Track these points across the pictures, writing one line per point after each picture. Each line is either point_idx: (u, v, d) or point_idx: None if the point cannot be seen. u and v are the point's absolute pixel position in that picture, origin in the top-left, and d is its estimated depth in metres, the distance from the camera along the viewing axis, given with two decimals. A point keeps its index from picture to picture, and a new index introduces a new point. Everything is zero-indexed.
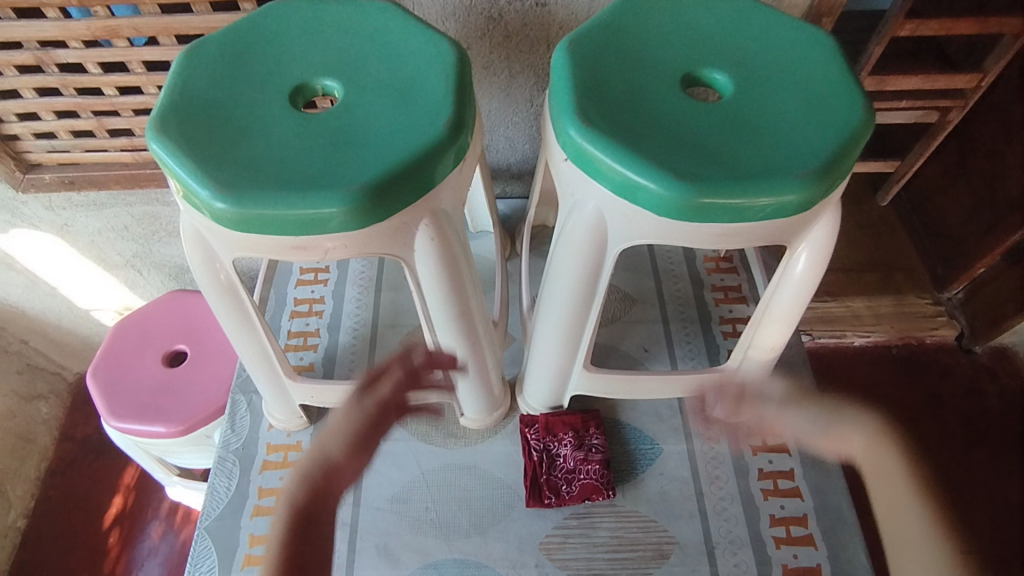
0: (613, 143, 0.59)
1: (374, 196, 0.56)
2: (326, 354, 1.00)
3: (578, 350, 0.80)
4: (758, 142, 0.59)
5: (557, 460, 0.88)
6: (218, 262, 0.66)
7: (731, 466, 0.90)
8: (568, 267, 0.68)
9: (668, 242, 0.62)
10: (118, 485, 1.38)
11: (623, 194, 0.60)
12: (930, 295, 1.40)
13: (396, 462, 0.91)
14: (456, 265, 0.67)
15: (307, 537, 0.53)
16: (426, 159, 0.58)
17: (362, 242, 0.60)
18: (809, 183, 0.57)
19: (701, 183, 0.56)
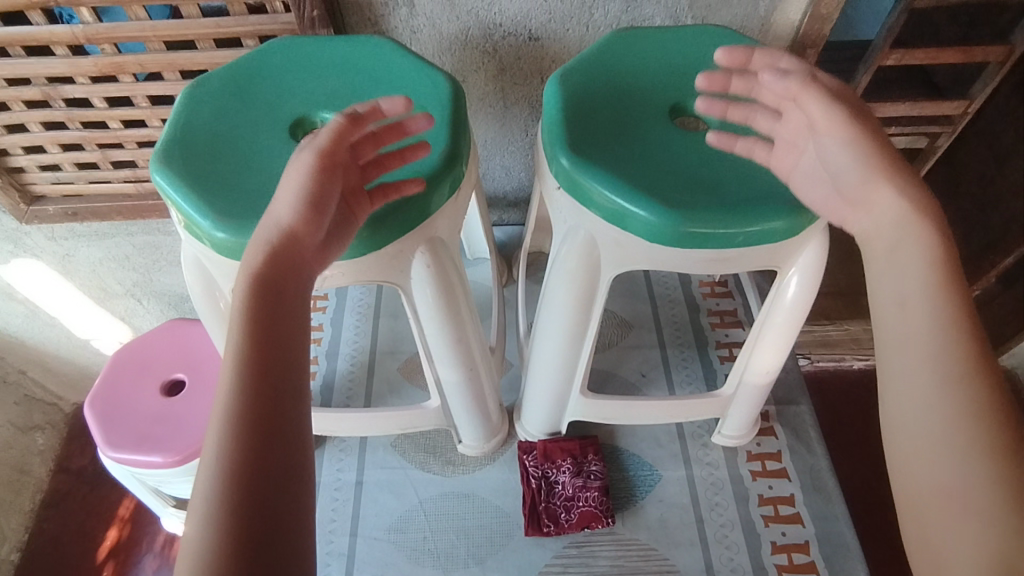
0: (605, 173, 0.60)
1: (370, 225, 0.58)
2: (324, 382, 1.00)
3: (575, 375, 0.80)
4: (745, 171, 0.61)
5: (556, 487, 0.88)
6: (217, 291, 0.67)
7: (730, 492, 0.90)
8: (562, 294, 0.69)
9: (661, 268, 0.63)
10: (114, 516, 1.36)
11: (614, 222, 0.61)
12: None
13: (393, 491, 0.90)
14: (452, 293, 0.68)
15: (276, 302, 0.46)
16: (422, 189, 0.60)
17: (359, 269, 0.61)
18: (798, 211, 0.59)
19: (691, 211, 0.58)
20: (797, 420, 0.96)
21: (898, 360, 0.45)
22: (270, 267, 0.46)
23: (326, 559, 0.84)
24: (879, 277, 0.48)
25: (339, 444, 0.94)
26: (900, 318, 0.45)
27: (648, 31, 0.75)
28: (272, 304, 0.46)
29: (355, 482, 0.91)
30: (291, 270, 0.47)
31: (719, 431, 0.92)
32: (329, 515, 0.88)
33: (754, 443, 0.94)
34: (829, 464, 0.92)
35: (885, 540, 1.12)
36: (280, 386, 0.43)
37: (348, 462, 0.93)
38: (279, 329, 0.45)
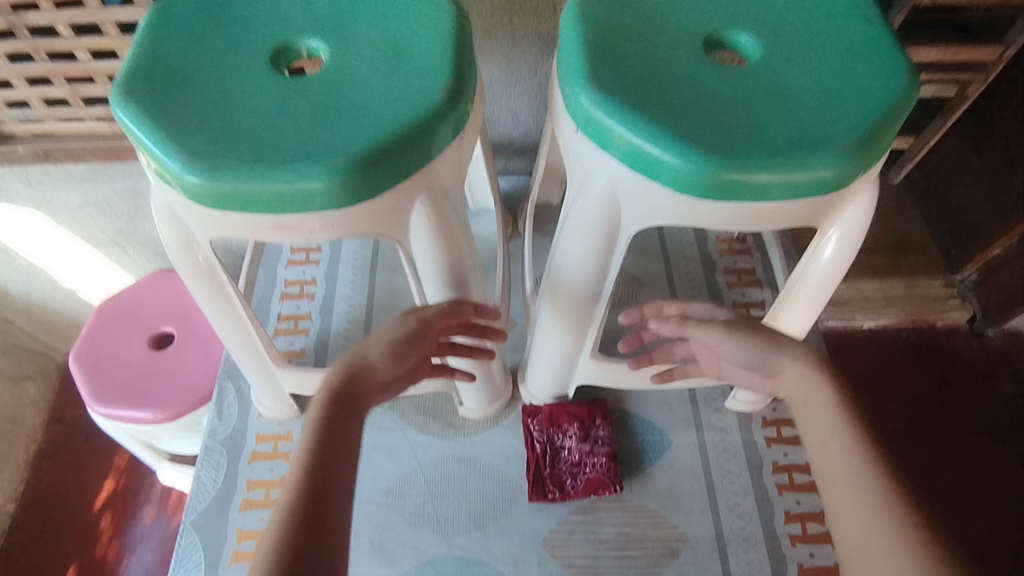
0: (631, 112, 0.53)
1: (361, 168, 0.50)
2: (318, 339, 0.94)
3: (586, 336, 0.74)
4: (790, 112, 0.53)
5: (562, 453, 0.84)
6: (195, 243, 0.60)
7: (743, 459, 0.86)
8: (577, 252, 0.62)
9: (690, 223, 0.56)
10: (111, 466, 1.31)
11: (640, 170, 0.54)
12: (942, 277, 1.23)
13: (392, 454, 0.86)
14: (457, 248, 0.61)
15: (344, 419, 0.56)
16: (420, 128, 0.52)
17: (352, 221, 0.54)
18: (850, 157, 0.51)
19: (730, 157, 0.51)
20: None
21: (830, 495, 0.54)
22: (341, 390, 0.57)
23: None
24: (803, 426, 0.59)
25: None
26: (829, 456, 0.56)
27: None
28: (339, 421, 0.55)
29: None
30: (357, 394, 0.57)
31: (733, 395, 0.88)
32: None
33: (769, 408, 0.90)
34: None
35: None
36: (321, 497, 0.50)
37: None
38: (339, 446, 0.54)
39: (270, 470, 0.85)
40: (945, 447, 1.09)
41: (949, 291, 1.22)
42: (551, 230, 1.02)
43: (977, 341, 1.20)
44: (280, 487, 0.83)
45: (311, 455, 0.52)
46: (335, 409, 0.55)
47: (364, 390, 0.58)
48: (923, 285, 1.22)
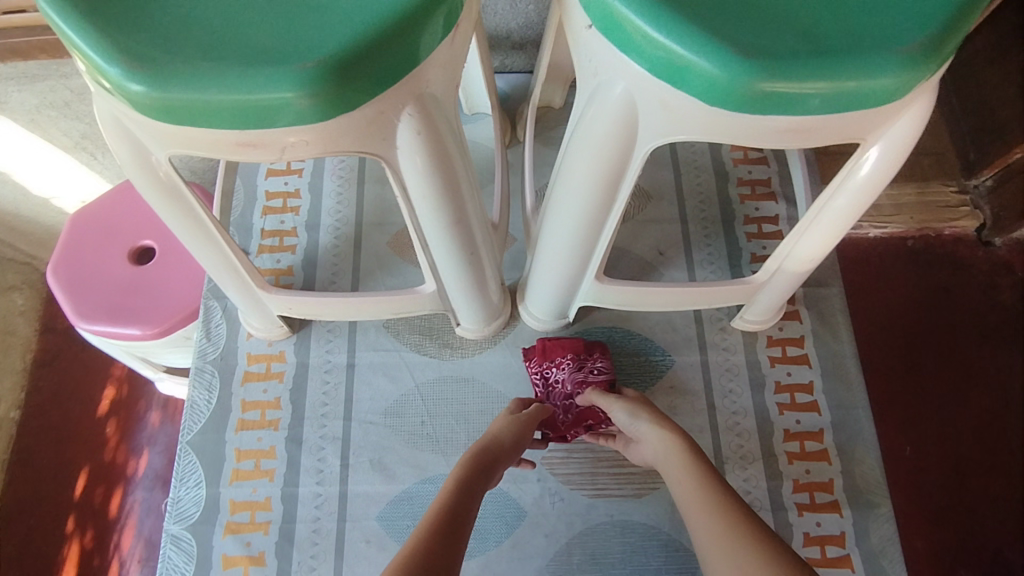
0: (657, 4, 0.45)
1: (338, 75, 0.43)
2: (306, 257, 0.89)
3: (591, 258, 0.70)
4: (843, 8, 0.45)
5: (554, 387, 0.80)
6: (155, 161, 0.53)
7: (746, 378, 0.85)
8: (590, 169, 0.55)
9: (717, 139, 0.49)
10: (109, 374, 1.23)
11: (664, 76, 0.46)
12: (954, 182, 1.16)
13: (388, 374, 0.84)
14: (452, 168, 0.53)
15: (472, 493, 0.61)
16: (407, 25, 0.44)
17: (329, 138, 0.47)
18: (911, 63, 0.44)
19: (774, 60, 0.43)
20: (825, 303, 0.88)
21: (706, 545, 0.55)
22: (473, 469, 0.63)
23: (319, 443, 0.81)
24: (678, 496, 0.61)
25: (327, 324, 0.86)
26: (705, 529, 0.56)
27: None
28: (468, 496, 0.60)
29: (347, 364, 0.84)
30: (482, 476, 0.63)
31: (741, 315, 0.85)
32: (320, 399, 0.83)
33: (775, 328, 0.87)
34: (853, 351, 0.86)
35: (891, 417, 1.04)
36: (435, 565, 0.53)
37: (337, 344, 0.86)
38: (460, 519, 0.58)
39: (264, 391, 0.83)
40: (935, 356, 1.08)
41: (961, 198, 1.15)
42: (552, 136, 0.93)
43: (983, 250, 1.14)
44: (276, 407, 0.82)
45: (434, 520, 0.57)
46: (479, 466, 0.64)
47: (500, 458, 0.66)
48: (934, 190, 1.16)
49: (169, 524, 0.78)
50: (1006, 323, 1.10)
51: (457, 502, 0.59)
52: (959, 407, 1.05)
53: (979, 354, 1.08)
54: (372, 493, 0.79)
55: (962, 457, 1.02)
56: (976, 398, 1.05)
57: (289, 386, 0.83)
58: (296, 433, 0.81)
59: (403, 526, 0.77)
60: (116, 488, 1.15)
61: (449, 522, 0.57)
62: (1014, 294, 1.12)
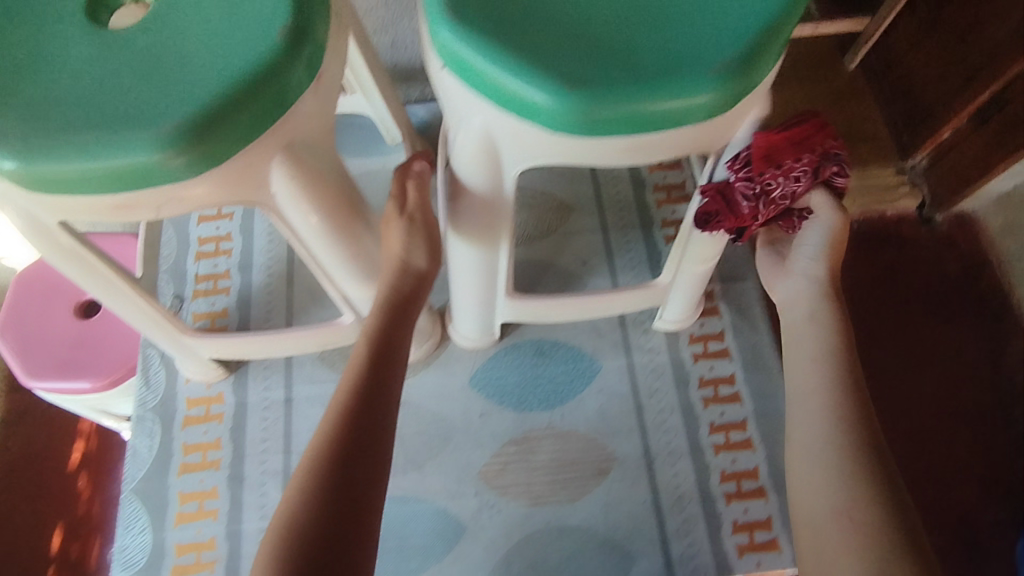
0: (490, 41, 0.48)
1: (196, 131, 0.45)
2: (240, 298, 0.92)
3: (497, 280, 0.73)
4: (667, 33, 0.49)
5: (779, 203, 0.59)
6: (49, 228, 0.55)
7: (672, 377, 0.88)
8: (472, 167, 0.56)
9: (571, 160, 0.53)
10: (79, 428, 1.21)
11: (510, 109, 0.49)
12: (892, 165, 1.11)
13: (325, 404, 0.86)
14: (340, 209, 0.56)
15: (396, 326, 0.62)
16: (258, 79, 0.46)
17: (202, 197, 0.49)
18: (729, 80, 0.48)
19: (598, 89, 0.47)
20: (742, 297, 0.92)
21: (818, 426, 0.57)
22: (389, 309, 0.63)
23: (261, 478, 0.83)
24: (808, 365, 0.60)
25: (263, 362, 0.89)
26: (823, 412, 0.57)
27: None
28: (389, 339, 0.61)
29: (284, 399, 0.87)
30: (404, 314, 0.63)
31: (661, 317, 0.88)
32: (260, 435, 0.85)
33: (696, 324, 0.90)
34: (771, 340, 0.90)
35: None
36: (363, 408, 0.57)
37: (273, 380, 0.88)
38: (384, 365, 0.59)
39: (205, 432, 0.85)
40: (887, 334, 1.04)
41: (899, 178, 1.11)
42: None
43: (926, 227, 1.12)
44: (217, 448, 0.84)
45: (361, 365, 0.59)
46: (395, 308, 0.63)
47: (415, 295, 0.65)
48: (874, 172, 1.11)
49: (117, 572, 0.79)
50: (953, 293, 1.07)
51: (376, 341, 0.60)
52: (913, 382, 1.01)
53: (927, 328, 1.05)
54: None
55: (923, 430, 0.98)
56: (932, 373, 1.02)
57: (229, 425, 0.85)
58: (237, 471, 0.83)
59: None
60: (94, 541, 1.13)
61: (375, 363, 0.59)
62: (958, 265, 1.09)
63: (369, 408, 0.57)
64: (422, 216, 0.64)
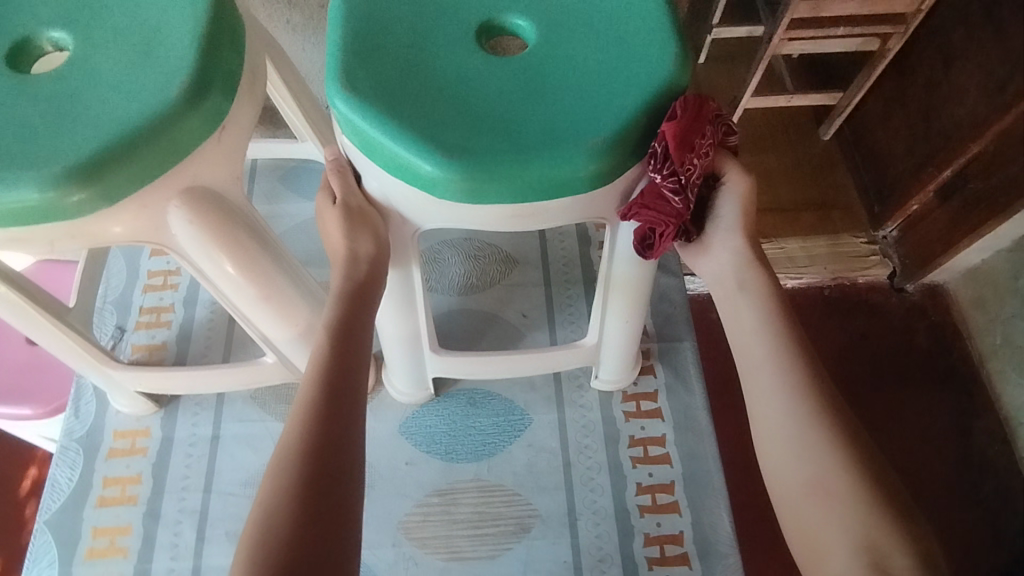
0: (378, 111, 0.53)
1: (91, 175, 0.48)
2: (181, 331, 0.93)
3: (421, 329, 0.76)
4: (547, 110, 0.54)
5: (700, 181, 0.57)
6: None
7: (601, 434, 0.87)
8: (379, 196, 0.59)
9: (461, 222, 0.57)
10: (34, 456, 1.20)
11: (402, 176, 0.54)
12: (864, 233, 1.12)
13: (251, 444, 0.86)
14: (254, 258, 0.57)
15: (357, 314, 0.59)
16: (154, 131, 0.49)
17: (96, 234, 0.51)
18: (600, 155, 0.52)
19: (474, 160, 0.51)
20: (679, 358, 0.92)
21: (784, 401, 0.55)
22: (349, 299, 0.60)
23: (177, 517, 0.81)
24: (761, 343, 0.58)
25: (195, 398, 0.89)
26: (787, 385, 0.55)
27: None
28: (353, 334, 0.58)
29: (211, 437, 0.86)
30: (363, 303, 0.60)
31: (597, 376, 0.88)
32: (182, 472, 0.84)
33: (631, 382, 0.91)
34: (705, 402, 0.89)
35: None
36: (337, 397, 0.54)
37: (203, 416, 0.88)
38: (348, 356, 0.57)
39: (127, 466, 0.84)
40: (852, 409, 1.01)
41: (870, 248, 1.11)
42: None
43: (896, 296, 1.09)
44: (136, 482, 0.83)
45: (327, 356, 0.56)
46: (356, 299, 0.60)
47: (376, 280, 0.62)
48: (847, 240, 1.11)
49: None
50: (923, 362, 1.04)
51: (338, 332, 0.58)
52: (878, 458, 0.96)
53: (894, 397, 1.02)
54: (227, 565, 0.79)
55: None
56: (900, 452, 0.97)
57: (152, 460, 0.85)
58: (154, 507, 0.82)
59: None
60: None
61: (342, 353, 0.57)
62: (930, 337, 1.05)
63: (340, 398, 0.54)
64: (360, 208, 0.60)
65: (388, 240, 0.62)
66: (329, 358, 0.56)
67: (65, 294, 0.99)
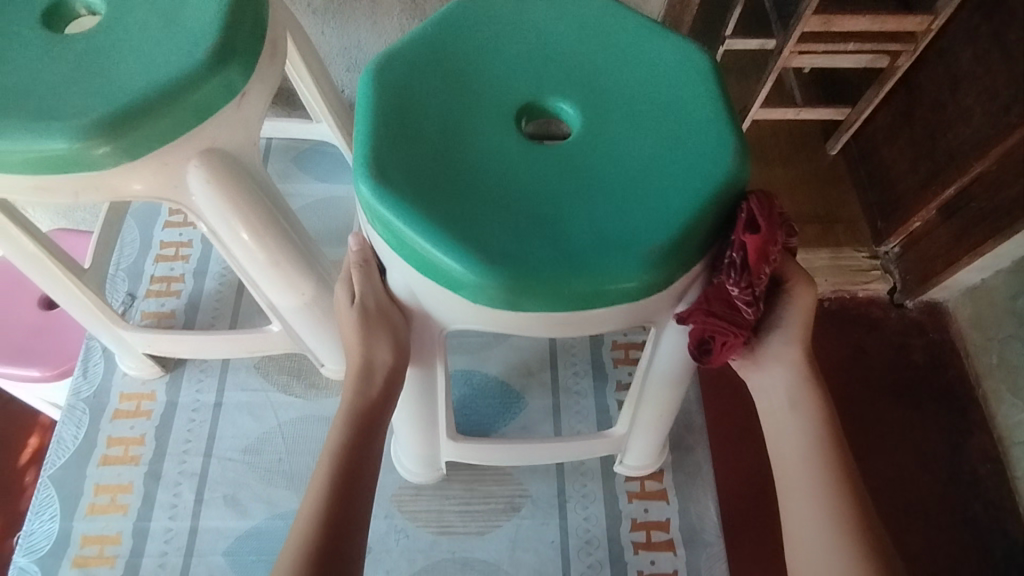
0: (411, 206, 0.51)
1: (117, 129, 0.50)
2: (189, 301, 0.95)
3: (440, 417, 0.73)
4: (594, 213, 0.51)
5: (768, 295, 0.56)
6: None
7: (594, 421, 0.89)
8: (406, 291, 0.57)
9: (498, 325, 0.54)
10: (36, 424, 1.22)
11: (436, 274, 0.52)
12: (865, 248, 1.10)
13: (252, 413, 0.88)
14: (268, 224, 0.59)
15: (371, 418, 0.63)
16: (177, 92, 0.52)
17: (118, 188, 0.54)
18: (650, 264, 0.50)
19: (517, 268, 0.49)
20: None
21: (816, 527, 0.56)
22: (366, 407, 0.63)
23: (177, 479, 0.84)
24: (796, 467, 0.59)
25: (200, 365, 0.91)
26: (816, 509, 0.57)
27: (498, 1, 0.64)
28: (365, 437, 0.62)
29: (213, 404, 0.88)
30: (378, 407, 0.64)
31: (622, 462, 0.84)
32: (184, 436, 0.86)
33: (626, 372, 0.92)
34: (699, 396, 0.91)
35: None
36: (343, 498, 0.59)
37: (207, 383, 0.90)
38: (358, 458, 0.61)
39: (131, 427, 0.87)
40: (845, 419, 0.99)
41: (872, 263, 1.09)
42: None
43: (896, 311, 1.07)
44: (139, 443, 0.86)
45: (339, 458, 0.60)
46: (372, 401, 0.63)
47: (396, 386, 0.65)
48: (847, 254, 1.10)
49: (18, 557, 0.79)
50: (922, 381, 1.01)
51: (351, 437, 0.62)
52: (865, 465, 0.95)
53: (890, 412, 0.99)
54: (222, 528, 0.81)
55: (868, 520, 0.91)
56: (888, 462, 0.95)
57: (156, 422, 0.87)
58: (156, 468, 0.84)
59: (248, 560, 0.79)
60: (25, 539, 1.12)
61: (353, 458, 0.61)
62: (927, 353, 1.03)
63: (346, 502, 0.58)
64: (378, 306, 0.60)
65: (410, 341, 0.61)
66: (340, 458, 0.60)
67: (80, 258, 1.04)
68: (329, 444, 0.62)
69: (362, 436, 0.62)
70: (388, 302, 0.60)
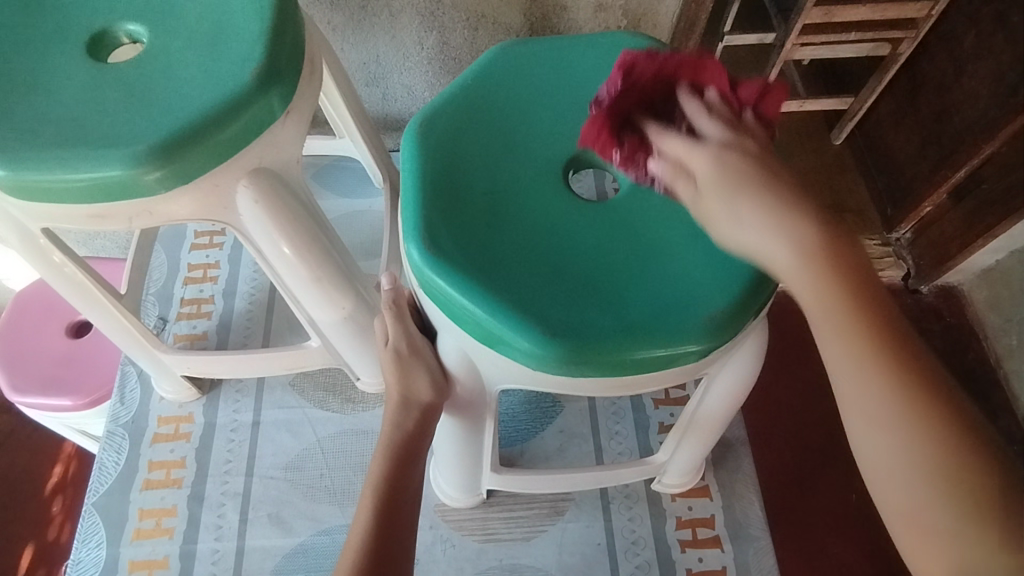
0: (468, 278, 0.48)
1: (168, 153, 0.51)
2: (221, 321, 0.96)
3: (483, 455, 0.72)
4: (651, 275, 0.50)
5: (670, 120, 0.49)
6: (27, 229, 0.61)
7: (631, 421, 0.89)
8: (450, 347, 0.55)
9: (542, 386, 0.52)
10: (61, 455, 1.20)
11: (487, 342, 0.50)
12: (877, 235, 1.07)
13: (291, 430, 0.88)
14: (313, 241, 0.60)
15: (396, 485, 0.61)
16: (224, 114, 0.52)
17: (170, 211, 0.54)
18: (713, 329, 0.48)
19: (577, 340, 0.47)
20: None
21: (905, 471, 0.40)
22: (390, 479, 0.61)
23: (220, 500, 0.84)
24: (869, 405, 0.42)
25: (236, 385, 0.92)
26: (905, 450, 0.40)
27: (537, 45, 0.62)
28: (393, 504, 0.60)
29: (252, 423, 0.89)
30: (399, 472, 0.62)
31: (658, 479, 0.83)
32: (224, 457, 0.86)
33: None
34: None
35: (811, 464, 0.91)
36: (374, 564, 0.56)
37: (244, 403, 0.90)
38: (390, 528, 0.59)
39: (171, 451, 0.87)
40: None
41: (884, 250, 1.05)
42: None
43: (911, 297, 1.04)
44: (180, 466, 0.86)
45: (373, 530, 0.58)
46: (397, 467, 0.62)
47: (420, 447, 0.64)
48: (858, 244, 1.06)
49: None
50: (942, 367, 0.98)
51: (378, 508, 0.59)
52: None
53: None
54: (268, 546, 0.81)
55: None
56: None
57: (196, 444, 0.87)
58: (198, 490, 0.84)
59: None
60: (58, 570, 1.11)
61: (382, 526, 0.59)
62: (945, 341, 1.01)
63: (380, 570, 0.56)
64: (410, 345, 0.60)
65: (449, 395, 0.60)
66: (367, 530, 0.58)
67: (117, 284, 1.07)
68: (371, 474, 0.63)
69: (397, 471, 0.62)
70: (419, 340, 0.60)
